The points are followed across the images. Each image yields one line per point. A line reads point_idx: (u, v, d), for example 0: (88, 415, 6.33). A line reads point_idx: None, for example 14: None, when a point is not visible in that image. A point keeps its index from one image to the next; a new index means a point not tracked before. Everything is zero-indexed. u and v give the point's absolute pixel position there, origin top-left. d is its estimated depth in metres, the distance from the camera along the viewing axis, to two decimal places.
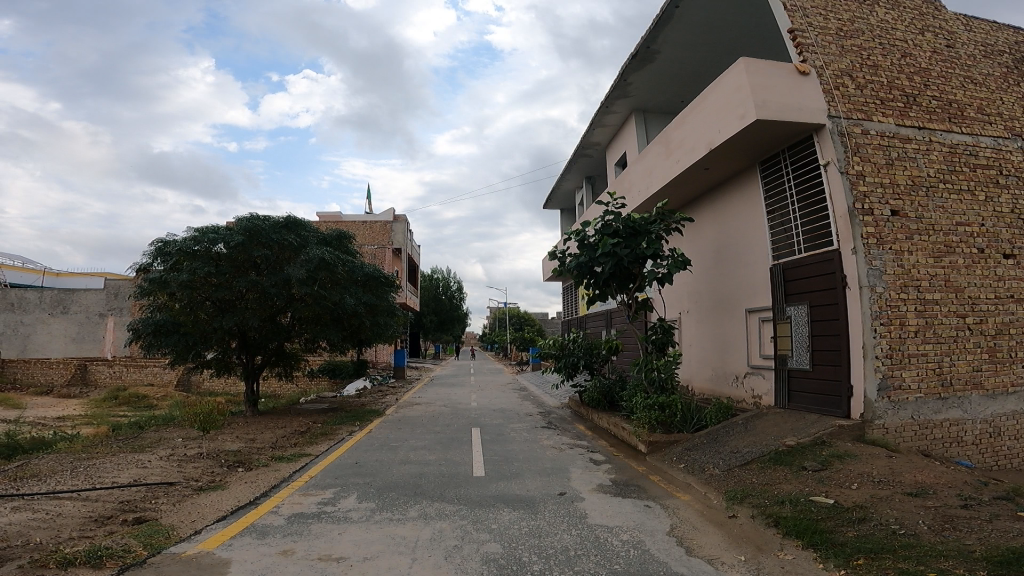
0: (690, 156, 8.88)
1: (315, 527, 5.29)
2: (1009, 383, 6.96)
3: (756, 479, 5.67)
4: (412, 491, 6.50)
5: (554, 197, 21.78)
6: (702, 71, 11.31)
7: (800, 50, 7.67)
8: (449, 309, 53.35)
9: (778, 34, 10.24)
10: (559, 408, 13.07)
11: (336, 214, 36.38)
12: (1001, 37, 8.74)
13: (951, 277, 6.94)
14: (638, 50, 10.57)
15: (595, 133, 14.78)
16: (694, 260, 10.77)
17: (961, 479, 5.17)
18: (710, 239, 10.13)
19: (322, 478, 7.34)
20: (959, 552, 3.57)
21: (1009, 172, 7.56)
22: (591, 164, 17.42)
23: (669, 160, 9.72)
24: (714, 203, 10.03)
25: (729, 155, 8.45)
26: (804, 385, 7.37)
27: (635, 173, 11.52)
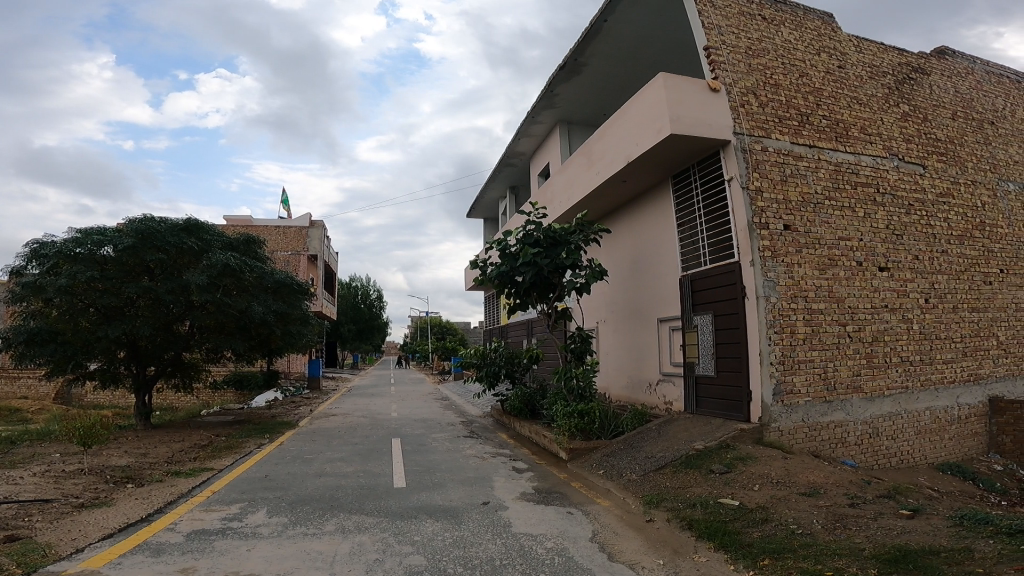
0: (610, 168, 9.24)
1: (219, 544, 5.04)
2: (885, 387, 7.75)
3: (669, 483, 6.03)
4: (327, 504, 6.34)
5: (478, 206, 21.76)
6: (622, 84, 11.74)
7: (713, 68, 8.09)
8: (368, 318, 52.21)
9: (693, 51, 10.72)
10: (482, 418, 13.09)
11: (245, 217, 34.59)
12: (888, 59, 9.38)
13: (834, 289, 7.68)
14: (566, 62, 10.89)
15: (521, 143, 14.99)
16: (611, 269, 11.20)
17: (846, 478, 5.74)
18: (627, 249, 10.58)
19: (226, 493, 6.98)
20: (852, 551, 3.96)
21: (886, 190, 8.40)
22: (515, 173, 17.65)
23: (590, 171, 10.05)
24: (630, 216, 10.49)
25: (645, 168, 8.88)
26: (710, 390, 7.90)
27: (557, 184, 11.84)
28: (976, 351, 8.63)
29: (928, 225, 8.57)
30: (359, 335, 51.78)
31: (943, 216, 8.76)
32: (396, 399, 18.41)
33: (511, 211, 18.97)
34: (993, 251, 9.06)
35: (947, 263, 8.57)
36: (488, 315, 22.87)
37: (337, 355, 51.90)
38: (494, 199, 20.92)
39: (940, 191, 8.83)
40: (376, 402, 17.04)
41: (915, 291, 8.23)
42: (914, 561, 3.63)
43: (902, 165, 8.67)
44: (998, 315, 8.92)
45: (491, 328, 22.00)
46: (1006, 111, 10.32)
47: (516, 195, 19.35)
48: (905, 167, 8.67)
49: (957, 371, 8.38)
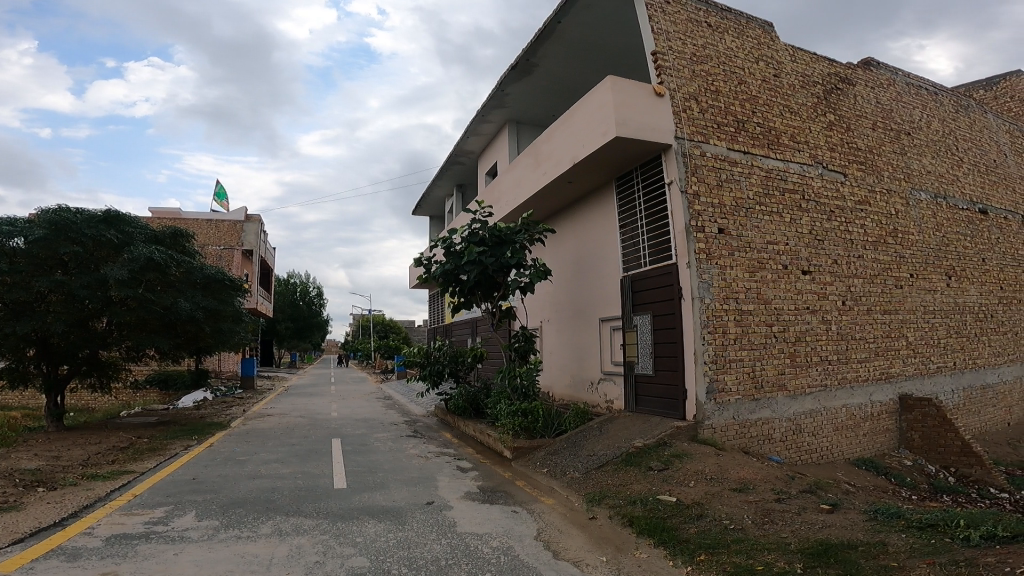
0: (556, 169, 9.37)
1: (144, 548, 4.85)
2: (806, 385, 8.27)
3: (610, 480, 6.24)
4: (262, 506, 6.19)
5: (423, 203, 21.52)
6: (571, 86, 11.89)
7: (659, 73, 8.28)
8: (307, 315, 50.68)
9: (642, 56, 10.94)
10: (425, 417, 13.02)
11: (174, 209, 32.88)
12: (818, 69, 9.86)
13: (763, 290, 8.12)
14: (518, 62, 10.92)
15: (469, 142, 14.95)
16: (555, 268, 11.38)
17: (773, 474, 6.10)
18: (571, 249, 10.77)
19: (150, 497, 6.67)
20: (779, 545, 4.24)
21: (810, 197, 8.93)
22: (462, 171, 17.56)
23: (536, 171, 10.14)
24: (575, 216, 10.68)
25: (590, 170, 9.06)
26: (648, 389, 8.19)
27: (503, 183, 11.90)
28: (889, 351, 9.33)
29: (847, 231, 9.18)
30: (297, 333, 50.28)
31: (860, 222, 9.40)
32: (336, 398, 18.01)
33: (457, 209, 18.88)
34: (904, 257, 9.80)
35: (862, 267, 9.21)
36: (432, 314, 22.70)
37: (273, 353, 50.18)
38: (440, 197, 20.75)
39: (858, 199, 9.47)
40: (315, 402, 16.61)
41: (834, 294, 8.81)
42: (835, 555, 3.93)
43: (826, 172, 9.22)
44: (908, 317, 9.65)
45: (435, 326, 21.85)
46: (921, 122, 11.10)
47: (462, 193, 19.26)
48: (828, 175, 9.23)
49: (871, 369, 9.05)
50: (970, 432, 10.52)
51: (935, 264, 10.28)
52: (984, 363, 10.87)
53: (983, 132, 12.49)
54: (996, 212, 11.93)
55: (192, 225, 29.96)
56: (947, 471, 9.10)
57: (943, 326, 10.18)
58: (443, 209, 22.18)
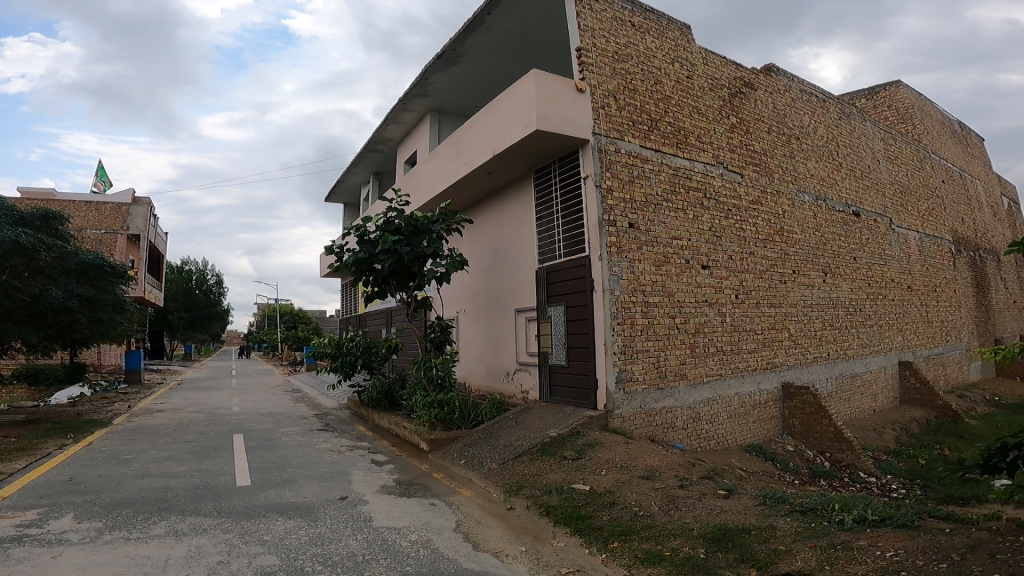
0: (477, 159, 9.35)
1: (17, 553, 4.45)
2: (704, 374, 8.88)
3: (527, 471, 6.44)
4: (156, 507, 5.83)
5: (338, 190, 20.70)
6: (495, 78, 11.84)
7: (582, 69, 8.42)
8: (204, 305, 47.54)
9: (567, 51, 11.05)
10: (337, 410, 12.71)
11: (47, 188, 29.64)
12: (726, 72, 10.43)
13: (667, 284, 8.59)
14: (443, 51, 10.72)
15: (389, 130, 14.54)
16: (473, 259, 11.40)
17: (676, 461, 6.55)
18: (488, 240, 10.84)
19: (19, 499, 6.08)
20: (683, 530, 4.58)
21: (711, 195, 9.52)
22: (378, 159, 17.08)
23: (456, 161, 10.08)
24: (493, 207, 10.73)
25: (509, 161, 9.14)
26: (562, 378, 8.48)
27: (422, 172, 11.72)
28: (774, 342, 10.21)
29: (741, 229, 9.89)
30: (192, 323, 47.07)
31: (753, 220, 10.16)
32: (238, 392, 17.12)
33: (373, 197, 18.33)
34: (788, 254, 10.71)
35: (753, 263, 9.98)
36: (344, 304, 22.02)
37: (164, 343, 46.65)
38: (356, 185, 20.05)
39: (752, 199, 10.22)
40: (215, 396, 15.71)
41: (729, 288, 9.49)
42: (733, 539, 4.30)
43: (726, 172, 9.86)
44: (790, 310, 10.60)
45: (348, 316, 21.22)
46: (810, 128, 12.11)
47: (379, 181, 18.72)
48: (728, 174, 9.87)
49: (759, 359, 9.87)
50: (842, 416, 11.78)
51: (815, 261, 11.34)
52: (854, 354, 12.17)
53: (861, 139, 13.80)
54: (868, 214, 13.32)
55: (68, 205, 27.14)
56: (824, 456, 10.06)
57: (820, 319, 11.28)
58: (358, 196, 21.48)
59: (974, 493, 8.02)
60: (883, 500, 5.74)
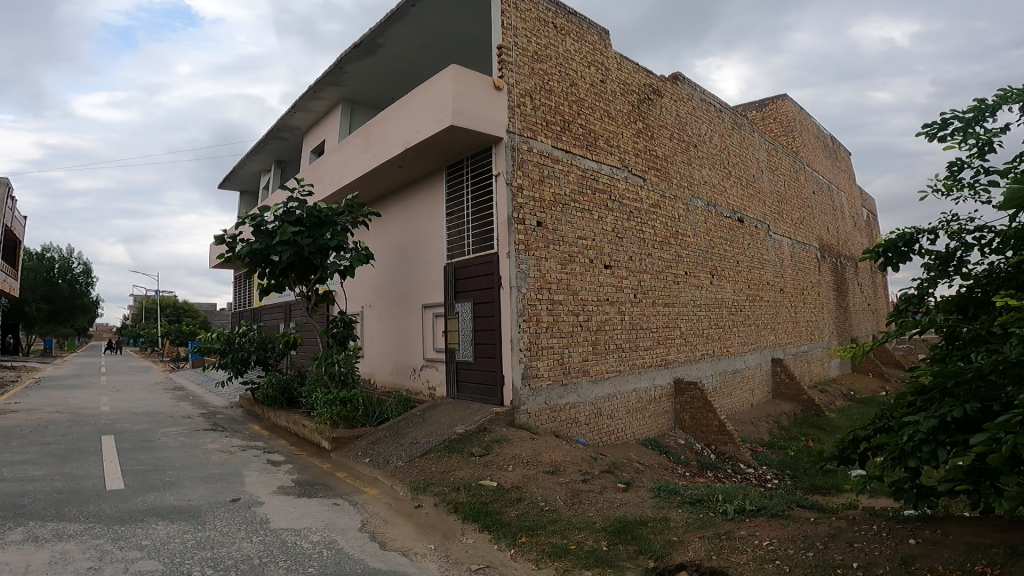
0: (387, 151, 9.18)
1: None
2: (604, 370, 9.28)
3: (434, 468, 6.47)
4: (12, 513, 5.24)
5: (234, 178, 19.36)
6: (413, 72, 11.62)
7: (501, 67, 8.48)
8: (70, 295, 42.88)
9: (488, 48, 11.05)
10: (227, 409, 12.01)
11: None
12: (637, 79, 10.88)
13: (571, 283, 8.87)
14: (362, 40, 10.34)
15: (296, 117, 13.84)
16: (379, 253, 11.18)
17: (579, 455, 6.83)
18: (396, 234, 10.67)
19: None
20: (587, 524, 4.81)
21: (616, 198, 9.94)
22: (281, 147, 16.22)
23: (366, 152, 9.82)
24: (402, 200, 10.57)
25: (421, 156, 9.05)
26: (469, 375, 8.58)
27: (329, 161, 11.31)
28: (667, 340, 10.87)
29: (641, 231, 10.42)
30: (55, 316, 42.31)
31: (651, 223, 10.73)
32: (110, 391, 15.63)
33: (273, 186, 17.35)
34: (681, 256, 11.43)
35: (650, 264, 10.55)
36: (236, 297, 20.73)
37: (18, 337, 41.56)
38: (255, 172, 18.86)
39: (652, 202, 10.78)
40: (82, 395, 14.29)
41: (628, 288, 9.96)
42: (632, 531, 4.57)
43: (630, 176, 10.32)
44: (681, 310, 11.32)
45: (240, 310, 19.99)
46: (706, 137, 12.94)
47: (282, 170, 17.73)
48: (631, 178, 10.34)
49: (654, 356, 10.47)
50: (724, 409, 12.79)
51: (704, 264, 12.19)
52: (735, 351, 13.24)
53: (749, 149, 14.95)
54: (750, 221, 14.51)
55: None
56: (710, 449, 10.78)
57: (707, 317, 12.15)
58: (256, 185, 20.23)
59: (835, 483, 9.01)
60: (761, 491, 6.33)
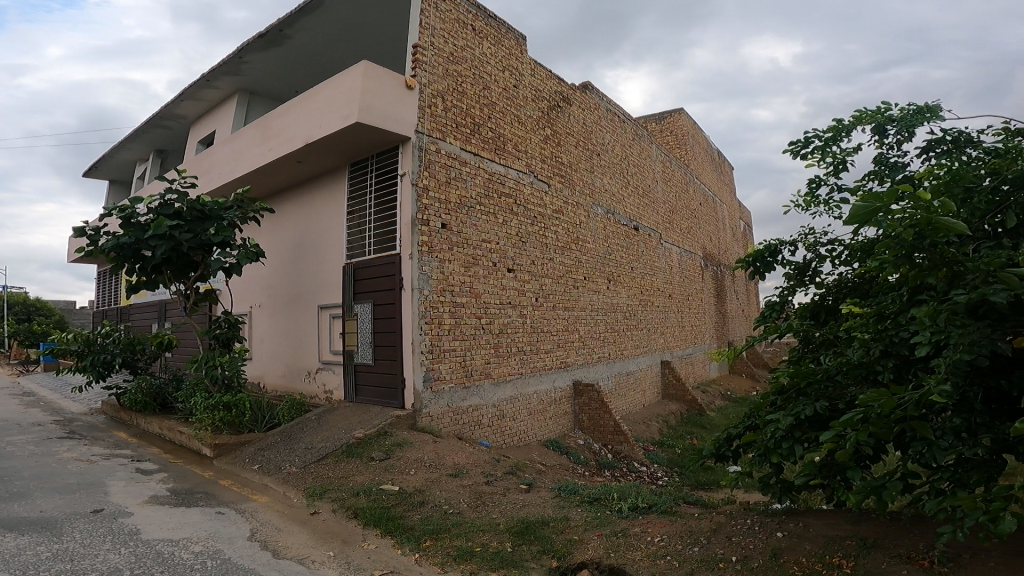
0: (285, 146, 8.82)
1: None
2: (506, 372, 9.44)
3: (331, 473, 6.32)
4: None
5: (103, 166, 17.50)
6: (320, 66, 11.20)
7: (415, 67, 8.40)
8: None
9: (402, 48, 10.90)
10: (86, 416, 10.89)
11: None
12: (548, 86, 11.18)
13: (474, 285, 8.93)
14: (268, 30, 9.76)
15: (183, 105, 12.84)
16: (271, 250, 10.67)
17: (483, 458, 6.93)
18: (290, 231, 10.25)
19: None
20: (491, 525, 4.92)
21: (520, 202, 10.13)
22: (162, 136, 14.97)
23: (262, 146, 9.36)
24: (299, 196, 10.16)
25: (323, 152, 8.79)
26: (368, 378, 8.49)
27: (217, 152, 10.63)
28: (567, 342, 11.27)
29: (543, 236, 10.71)
30: None
31: (554, 228, 11.06)
32: None
33: (151, 176, 15.90)
34: (581, 261, 11.88)
35: (551, 268, 10.88)
36: (101, 295, 18.78)
37: None
38: (129, 161, 17.17)
39: (555, 208, 11.12)
40: None
41: (529, 291, 10.21)
42: (535, 531, 4.74)
43: (535, 181, 10.57)
44: (580, 313, 11.77)
45: (104, 309, 18.12)
46: (609, 146, 13.53)
47: (162, 160, 16.30)
48: (537, 183, 10.60)
49: (554, 358, 10.81)
50: (619, 410, 13.46)
51: (601, 269, 12.74)
52: (628, 354, 13.96)
53: (646, 159, 15.81)
54: (644, 229, 15.38)
55: None
56: (606, 448, 11.25)
57: (603, 320, 12.72)
58: (130, 173, 18.44)
59: (716, 478, 9.81)
60: (652, 489, 6.78)
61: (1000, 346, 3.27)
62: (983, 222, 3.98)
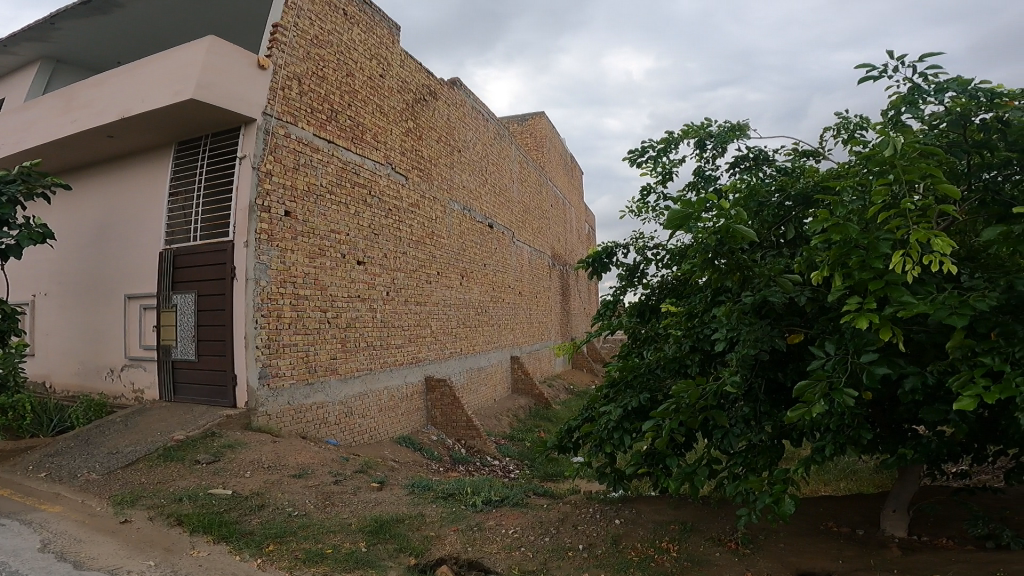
0: (97, 118, 7.95)
1: None
2: (353, 369, 9.16)
3: (144, 478, 5.76)
4: None
5: None
6: (156, 40, 10.04)
7: (272, 46, 7.89)
8: None
9: (257, 27, 10.16)
10: None
11: None
12: (416, 79, 11.06)
13: (320, 277, 8.50)
14: None
15: None
16: (69, 233, 9.48)
17: (329, 457, 6.74)
18: (95, 212, 9.17)
19: None
20: (342, 526, 4.83)
21: (374, 194, 9.84)
22: None
23: (65, 117, 8.37)
24: (111, 173, 9.10)
25: (144, 128, 8.02)
26: (190, 376, 7.95)
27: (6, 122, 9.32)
28: (418, 337, 11.22)
29: (397, 229, 10.52)
30: None
31: (408, 222, 10.93)
32: None
33: None
34: (434, 257, 11.89)
35: (404, 262, 10.75)
36: None
37: None
38: None
39: (411, 202, 10.98)
40: None
41: (379, 285, 9.95)
42: (390, 530, 4.74)
43: (392, 173, 10.35)
44: (431, 309, 11.78)
45: None
46: (470, 144, 13.70)
47: None
48: (393, 176, 10.38)
49: (404, 354, 10.69)
50: (470, 405, 13.71)
51: (454, 265, 12.86)
52: (479, 349, 14.25)
53: (505, 159, 16.24)
54: (498, 227, 15.81)
55: None
56: (460, 443, 11.41)
57: (454, 317, 12.84)
58: None
59: (561, 469, 10.46)
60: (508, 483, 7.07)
61: (776, 341, 3.94)
62: (770, 233, 4.83)
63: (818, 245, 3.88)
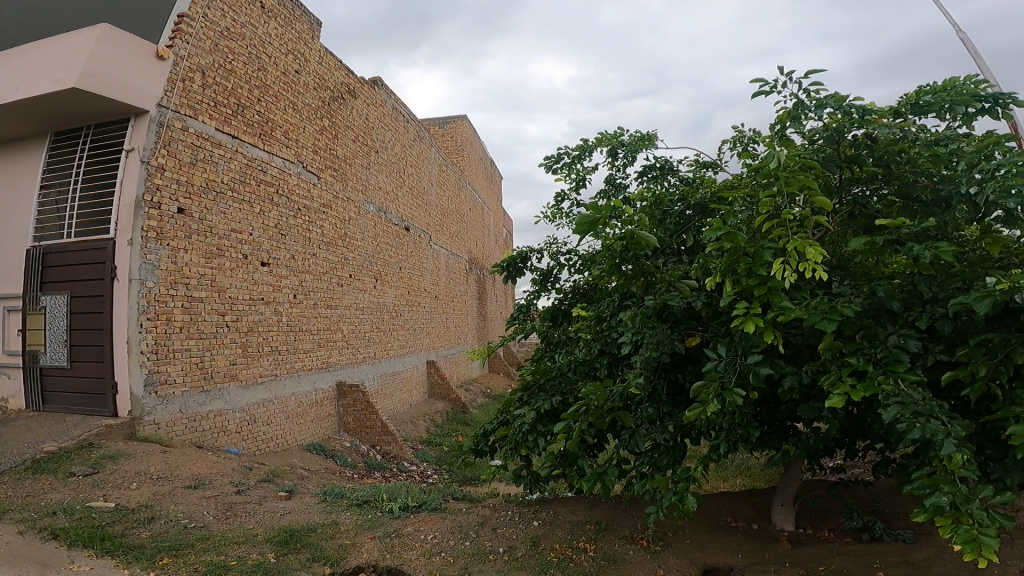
0: None
1: None
2: (257, 375, 8.78)
3: (10, 493, 5.40)
4: None
5: None
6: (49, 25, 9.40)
7: (175, 36, 7.52)
8: None
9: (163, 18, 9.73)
10: None
11: None
12: (335, 76, 10.87)
13: (217, 278, 8.12)
14: None
15: None
16: None
17: (229, 467, 6.62)
18: None
19: None
20: (247, 538, 4.65)
21: (282, 192, 9.51)
22: None
23: None
24: None
25: (21, 116, 7.69)
26: (63, 384, 7.68)
27: None
28: (328, 342, 10.91)
29: (307, 230, 10.21)
30: None
31: (320, 223, 10.64)
32: None
33: None
34: (347, 258, 11.64)
35: (314, 264, 10.44)
36: None
37: None
38: None
39: (323, 201, 10.70)
40: None
41: (286, 287, 9.61)
42: (301, 539, 4.61)
43: (303, 172, 10.05)
44: (343, 312, 11.51)
45: None
46: (389, 144, 13.54)
47: None
48: (304, 174, 10.09)
49: (313, 359, 10.36)
50: (386, 411, 13.51)
51: (368, 267, 12.63)
52: (393, 354, 14.05)
53: (424, 161, 16.16)
54: (415, 229, 15.68)
55: None
56: (375, 449, 11.25)
57: (367, 320, 12.60)
58: None
59: (477, 472, 10.56)
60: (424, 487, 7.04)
61: (676, 345, 4.12)
62: (671, 241, 5.00)
63: (713, 252, 4.09)
